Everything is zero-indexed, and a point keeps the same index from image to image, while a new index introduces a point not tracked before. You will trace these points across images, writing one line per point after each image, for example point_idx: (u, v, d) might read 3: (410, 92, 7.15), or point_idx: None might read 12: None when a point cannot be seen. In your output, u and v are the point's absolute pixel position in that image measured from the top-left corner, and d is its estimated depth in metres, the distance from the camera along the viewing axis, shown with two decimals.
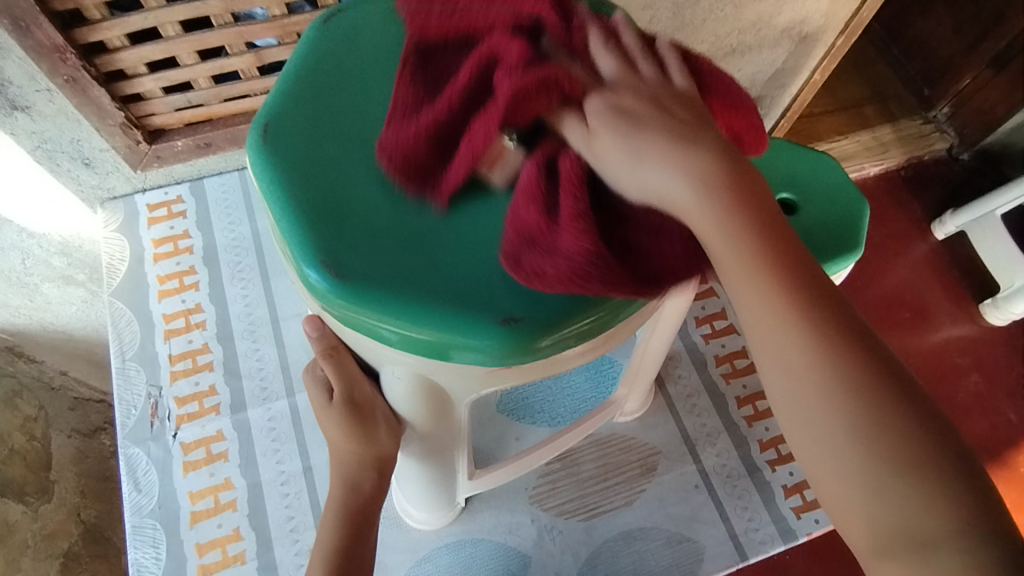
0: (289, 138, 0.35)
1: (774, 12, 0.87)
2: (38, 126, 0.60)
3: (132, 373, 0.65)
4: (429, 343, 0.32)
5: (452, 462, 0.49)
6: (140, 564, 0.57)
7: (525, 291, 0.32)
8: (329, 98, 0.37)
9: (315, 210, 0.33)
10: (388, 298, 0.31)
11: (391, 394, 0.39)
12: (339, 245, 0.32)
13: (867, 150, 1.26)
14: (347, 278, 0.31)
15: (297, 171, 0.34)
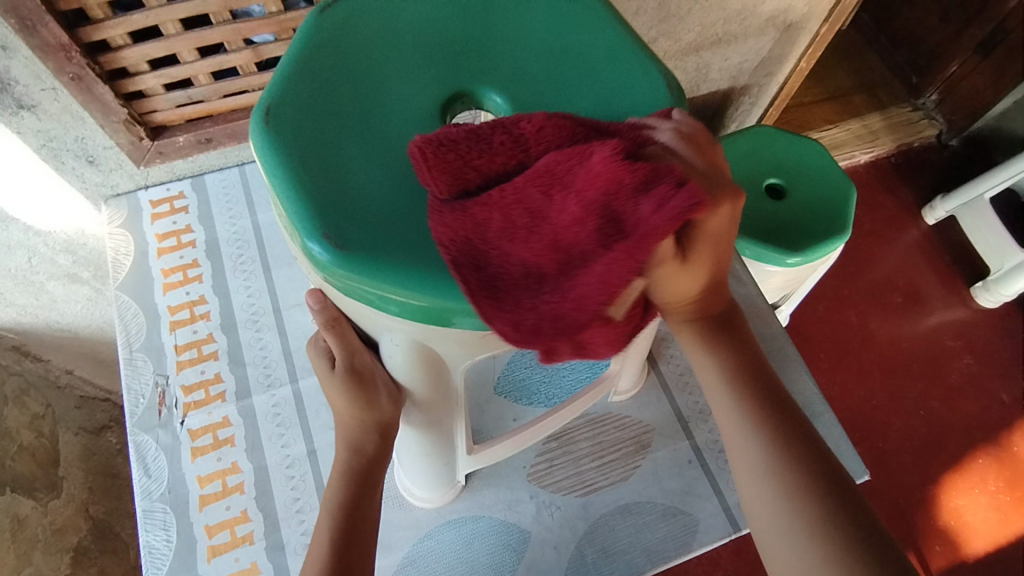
0: (286, 119, 0.34)
1: (757, 2, 0.89)
2: (43, 125, 0.62)
3: (139, 363, 0.67)
4: (430, 311, 0.33)
5: (451, 431, 0.51)
6: (151, 545, 0.59)
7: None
8: (324, 74, 0.35)
9: (317, 181, 0.33)
10: (392, 271, 0.32)
11: (389, 361, 0.40)
12: (341, 216, 0.32)
13: (854, 139, 1.42)
14: (352, 248, 0.31)
15: (297, 144, 0.33)
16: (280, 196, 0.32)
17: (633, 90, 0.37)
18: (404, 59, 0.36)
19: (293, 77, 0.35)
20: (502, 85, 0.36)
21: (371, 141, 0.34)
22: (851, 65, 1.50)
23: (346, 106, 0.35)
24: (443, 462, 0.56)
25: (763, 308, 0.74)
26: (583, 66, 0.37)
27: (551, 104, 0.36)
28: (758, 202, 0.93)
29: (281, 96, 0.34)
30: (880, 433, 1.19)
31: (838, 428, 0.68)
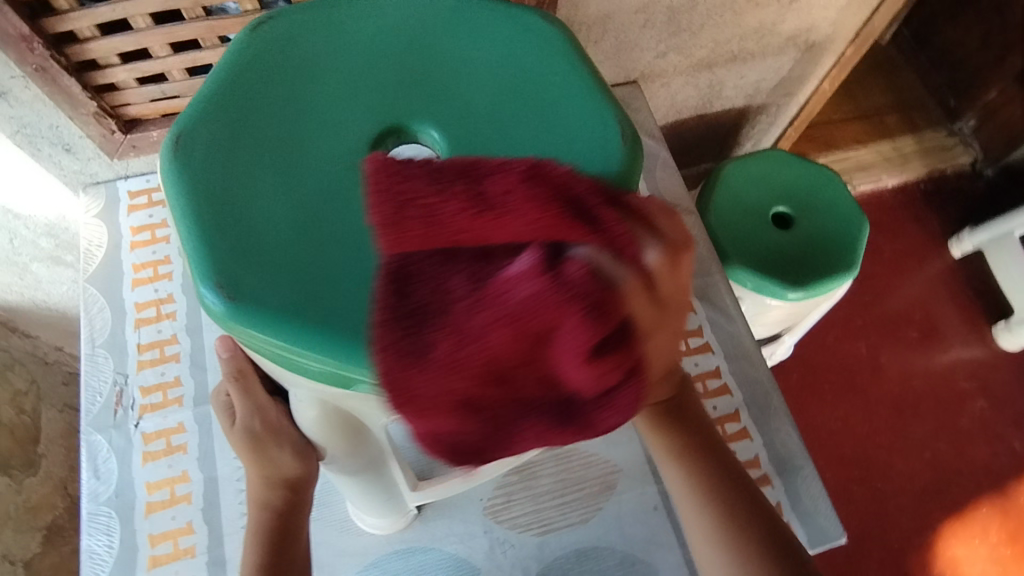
0: (198, 147, 0.32)
1: (777, 19, 0.84)
2: (15, 111, 0.60)
3: (100, 360, 0.66)
4: (332, 373, 0.29)
5: (385, 471, 0.49)
6: (93, 550, 0.58)
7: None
8: (249, 100, 0.33)
9: (215, 221, 0.30)
10: (285, 326, 0.29)
11: (300, 417, 0.38)
12: (237, 264, 0.29)
13: (883, 162, 1.36)
14: (244, 298, 0.29)
15: (203, 176, 0.31)
16: (179, 235, 0.30)
17: (582, 135, 0.33)
18: (337, 88, 0.34)
19: (215, 102, 0.33)
20: (440, 118, 0.33)
21: (285, 174, 0.31)
22: (885, 84, 1.43)
23: (266, 137, 0.32)
24: (384, 496, 0.54)
25: (751, 349, 0.71)
26: (533, 102, 0.34)
27: (491, 143, 0.33)
28: (762, 232, 0.88)
29: (197, 122, 0.32)
30: (879, 474, 1.14)
31: (818, 484, 0.64)
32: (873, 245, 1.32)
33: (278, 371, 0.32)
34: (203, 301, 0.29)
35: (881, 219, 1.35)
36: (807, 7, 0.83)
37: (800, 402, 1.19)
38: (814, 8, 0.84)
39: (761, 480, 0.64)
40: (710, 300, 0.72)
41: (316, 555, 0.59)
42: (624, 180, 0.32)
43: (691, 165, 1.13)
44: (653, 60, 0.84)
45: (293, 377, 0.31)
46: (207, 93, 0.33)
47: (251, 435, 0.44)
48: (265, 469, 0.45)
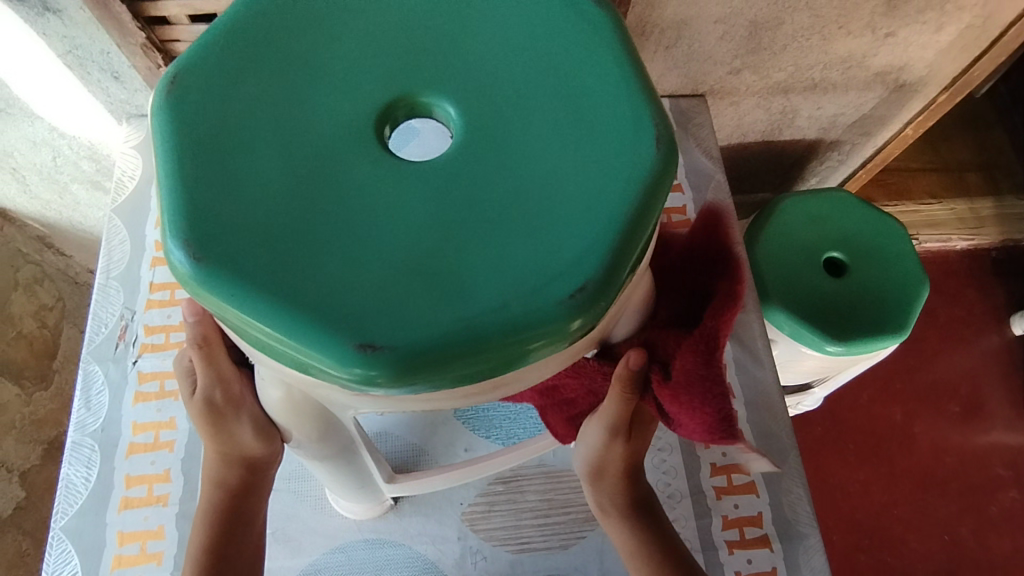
0: (197, 96, 0.30)
1: (868, 52, 0.78)
2: (68, 32, 0.60)
3: (112, 291, 0.66)
4: (293, 356, 0.27)
5: (354, 460, 0.47)
6: (70, 480, 0.58)
7: (393, 315, 0.26)
8: (261, 53, 0.32)
9: (197, 176, 0.29)
10: (247, 297, 0.26)
11: (266, 400, 0.36)
12: (213, 221, 0.28)
13: (955, 222, 1.27)
14: (211, 261, 0.27)
15: (194, 128, 0.30)
16: (160, 189, 0.29)
17: (610, 133, 0.29)
18: (352, 50, 0.32)
19: (225, 52, 0.32)
20: (457, 93, 0.31)
21: (282, 132, 0.30)
22: (974, 139, 1.33)
23: (269, 92, 0.30)
24: (357, 485, 0.52)
25: (774, 399, 0.66)
26: (561, 87, 0.31)
27: (507, 128, 0.30)
28: (810, 276, 0.83)
29: (202, 70, 0.31)
30: (890, 549, 1.06)
31: (821, 556, 0.59)
32: (930, 307, 1.24)
33: (244, 346, 0.29)
34: (172, 258, 0.28)
35: (943, 281, 1.26)
36: (904, 43, 0.77)
37: (820, 459, 1.12)
38: (911, 45, 0.77)
39: (760, 541, 0.59)
40: (739, 338, 0.68)
41: (285, 527, 0.58)
42: (650, 184, 0.29)
43: (747, 192, 1.06)
44: (726, 75, 0.79)
45: (257, 355, 0.29)
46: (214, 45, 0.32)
47: (217, 406, 0.42)
48: (240, 435, 0.43)
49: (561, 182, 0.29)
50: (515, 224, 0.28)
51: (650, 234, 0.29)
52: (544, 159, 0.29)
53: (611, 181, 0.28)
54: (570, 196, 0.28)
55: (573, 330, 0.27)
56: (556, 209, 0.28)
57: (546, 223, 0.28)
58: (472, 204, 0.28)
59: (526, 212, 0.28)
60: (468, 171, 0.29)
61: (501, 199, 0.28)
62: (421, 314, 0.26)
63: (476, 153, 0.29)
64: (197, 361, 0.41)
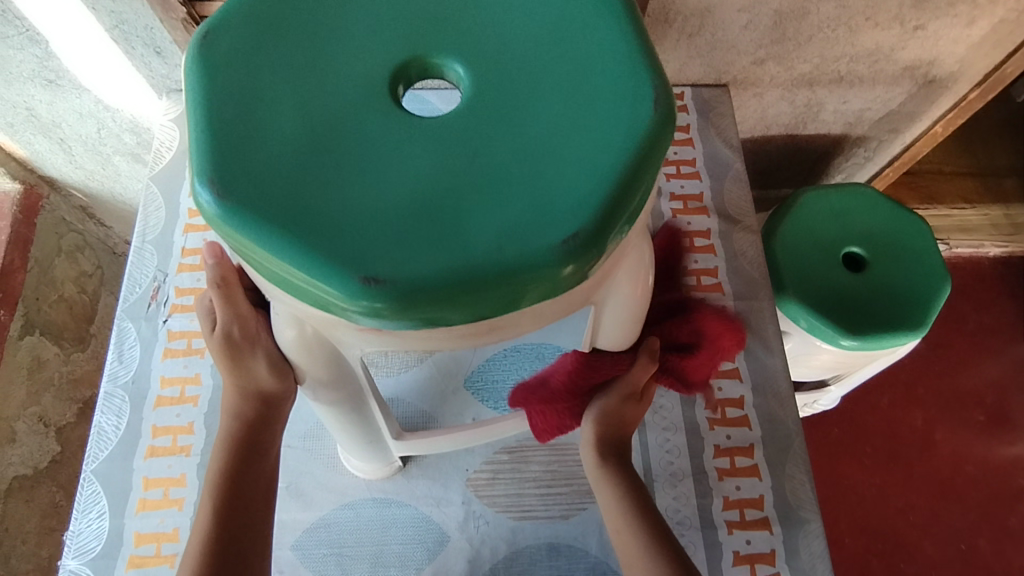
0: (225, 53, 0.33)
1: (897, 45, 0.77)
2: (116, 7, 0.64)
3: (147, 254, 0.70)
4: (304, 290, 0.29)
5: (362, 409, 0.50)
6: (101, 427, 0.62)
7: (398, 252, 0.28)
8: (286, 15, 0.34)
9: (222, 123, 0.31)
10: (263, 233, 0.28)
11: (278, 339, 0.40)
12: (234, 165, 0.30)
13: (989, 227, 1.24)
14: (231, 199, 0.29)
15: (220, 81, 0.32)
16: (187, 134, 0.31)
17: (610, 93, 0.31)
18: (369, 14, 0.34)
19: (253, 15, 0.34)
20: (466, 55, 0.33)
21: (301, 86, 0.32)
22: (1013, 145, 1.30)
23: (293, 50, 0.33)
24: (363, 440, 0.54)
25: (782, 386, 0.66)
26: (566, 49, 0.33)
27: (511, 86, 0.32)
28: (828, 271, 0.82)
29: (230, 29, 0.34)
30: (904, 554, 1.04)
31: (821, 542, 0.59)
32: (957, 313, 1.21)
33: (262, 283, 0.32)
34: (195, 197, 0.30)
35: (972, 287, 1.24)
36: (934, 37, 0.76)
37: (835, 459, 1.11)
38: (942, 39, 0.76)
39: (761, 523, 0.60)
40: (750, 325, 0.69)
41: (298, 482, 0.60)
42: (646, 142, 0.30)
43: (770, 188, 1.05)
44: (749, 65, 0.79)
45: (273, 291, 0.31)
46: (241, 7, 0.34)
47: (235, 341, 0.46)
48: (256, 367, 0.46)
49: (560, 137, 0.30)
50: (514, 174, 0.30)
51: (646, 191, 0.31)
52: (545, 115, 0.31)
53: (608, 136, 0.30)
54: (567, 149, 0.30)
55: (566, 274, 0.28)
56: (554, 161, 0.30)
57: (544, 173, 0.29)
58: (476, 154, 0.30)
59: (526, 163, 0.30)
60: (474, 125, 0.31)
61: (503, 150, 0.30)
62: (422, 251, 0.28)
63: (480, 109, 0.31)
64: (217, 301, 0.46)
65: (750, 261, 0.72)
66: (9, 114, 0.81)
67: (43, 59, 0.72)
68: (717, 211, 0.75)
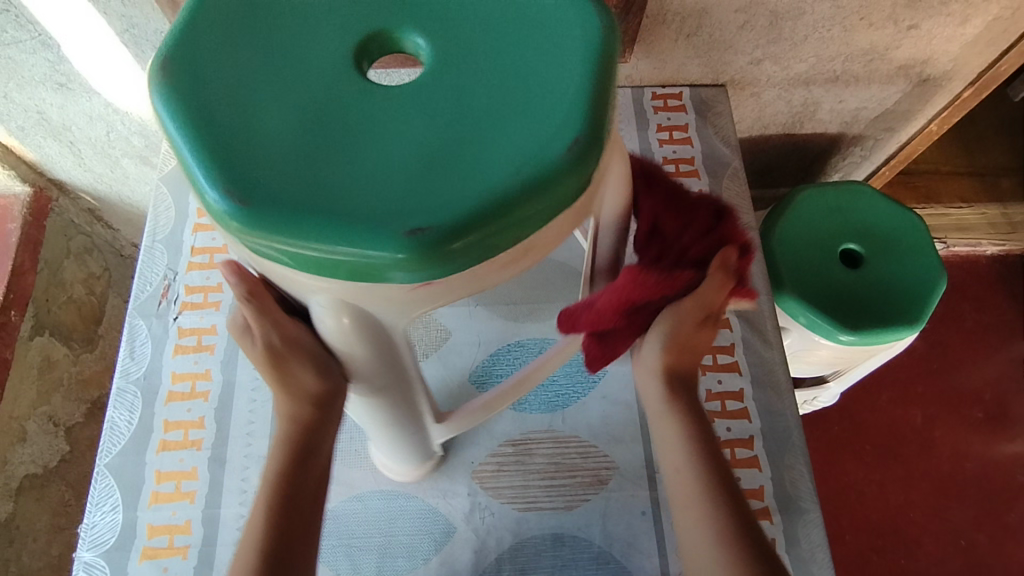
0: (189, 72, 0.35)
1: (891, 44, 0.78)
2: (126, 11, 0.67)
3: (157, 253, 0.71)
4: (346, 258, 0.31)
5: (406, 399, 0.50)
6: (114, 422, 0.63)
7: (427, 202, 0.31)
8: (237, 23, 0.37)
9: (201, 105, 0.34)
10: (248, 200, 0.31)
11: (326, 331, 0.39)
12: (238, 165, 0.32)
13: (986, 226, 1.25)
14: (247, 194, 0.31)
15: (197, 70, 0.35)
16: (180, 154, 0.33)
17: (558, 58, 0.36)
18: (318, 6, 0.38)
19: (204, 33, 0.37)
20: (422, 32, 0.37)
21: (276, 80, 0.35)
22: (1009, 145, 1.31)
23: (256, 49, 0.36)
24: (402, 432, 0.54)
25: (780, 380, 0.67)
26: (507, 20, 0.37)
27: (470, 53, 0.36)
28: (825, 267, 0.83)
29: (185, 50, 0.36)
30: (904, 550, 1.05)
31: (821, 531, 0.60)
32: (955, 311, 1.23)
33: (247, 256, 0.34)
34: (209, 205, 0.32)
35: (970, 285, 1.25)
36: (927, 36, 0.77)
37: (836, 456, 1.11)
38: (935, 39, 0.78)
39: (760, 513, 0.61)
40: (750, 319, 0.70)
41: None
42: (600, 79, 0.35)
43: (768, 187, 1.07)
44: (746, 65, 0.81)
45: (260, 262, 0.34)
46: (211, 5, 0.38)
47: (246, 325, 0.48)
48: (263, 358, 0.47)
49: (526, 90, 0.35)
50: (500, 125, 0.33)
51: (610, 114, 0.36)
52: (505, 77, 0.35)
53: (569, 83, 0.35)
54: (536, 97, 0.34)
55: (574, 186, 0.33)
56: (529, 109, 0.34)
57: (523, 117, 0.34)
58: (440, 117, 0.34)
59: (487, 124, 0.33)
60: (446, 85, 0.35)
61: (464, 113, 0.34)
62: (394, 206, 0.31)
63: (446, 75, 0.35)
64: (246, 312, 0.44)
65: None
66: (20, 117, 0.83)
67: (56, 62, 0.73)
68: None
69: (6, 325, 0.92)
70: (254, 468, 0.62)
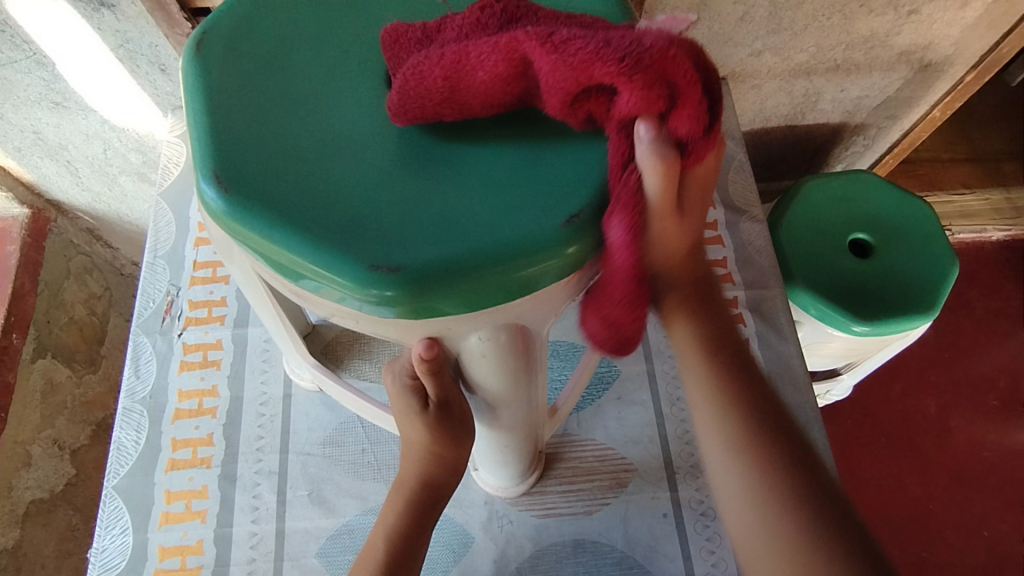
0: (238, 164, 0.34)
1: (892, 30, 0.78)
2: (120, 26, 0.67)
3: (159, 269, 0.70)
4: (512, 278, 0.33)
5: (529, 415, 0.50)
6: (120, 442, 0.62)
7: (553, 199, 0.34)
8: (247, 91, 0.37)
9: (266, 177, 0.34)
10: (382, 253, 0.32)
11: (474, 359, 0.41)
12: (358, 234, 0.32)
13: (989, 212, 1.24)
14: (393, 257, 0.32)
15: (236, 145, 0.35)
16: (286, 247, 0.33)
17: None
18: (322, 52, 0.38)
19: (219, 115, 0.36)
20: None
21: (332, 134, 0.35)
22: (1009, 129, 1.31)
23: (288, 108, 0.36)
24: (524, 448, 0.55)
25: (798, 374, 0.66)
26: None
27: None
28: (835, 258, 0.82)
29: (216, 141, 0.35)
30: (926, 543, 1.03)
31: None
32: (964, 299, 1.22)
33: (379, 320, 0.34)
34: (352, 286, 0.32)
35: (978, 272, 1.24)
36: (928, 21, 0.77)
37: (851, 449, 1.10)
38: (936, 23, 0.77)
39: None
40: (763, 314, 0.69)
41: (320, 490, 0.60)
42: None
43: (771, 180, 1.06)
44: (747, 58, 0.80)
45: (395, 322, 0.34)
46: (207, 77, 0.37)
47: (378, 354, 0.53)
48: None
49: None
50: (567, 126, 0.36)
51: None
52: None
53: None
54: None
55: None
56: None
57: None
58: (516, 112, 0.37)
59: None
60: None
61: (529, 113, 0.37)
62: (529, 209, 0.33)
63: None
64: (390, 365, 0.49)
65: (758, 249, 0.72)
66: (16, 138, 0.82)
67: (51, 81, 0.72)
68: (723, 203, 0.76)
69: (8, 348, 0.91)
70: (265, 484, 0.60)
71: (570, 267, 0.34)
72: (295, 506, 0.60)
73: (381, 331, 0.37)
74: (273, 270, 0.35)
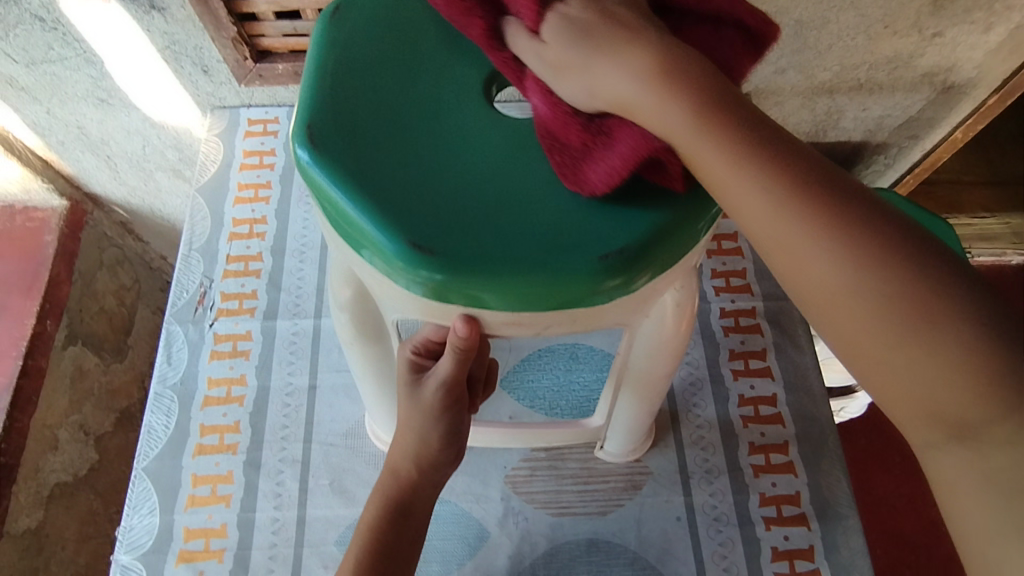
0: (336, 146, 0.38)
1: (915, 52, 0.79)
2: (169, 28, 0.70)
3: (193, 261, 0.73)
4: (550, 297, 0.37)
5: (648, 403, 0.55)
6: (152, 425, 0.64)
7: (606, 222, 0.37)
8: (357, 85, 0.41)
9: (361, 163, 0.38)
10: (440, 243, 0.36)
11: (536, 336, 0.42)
12: (428, 226, 0.37)
13: (1010, 236, 1.22)
14: (447, 254, 0.36)
15: (340, 132, 0.39)
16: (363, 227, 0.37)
17: None
18: (428, 61, 0.43)
19: (328, 100, 0.40)
20: None
21: (424, 138, 0.40)
22: None
23: (389, 106, 0.41)
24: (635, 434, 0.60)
25: (815, 385, 0.67)
26: None
27: None
28: None
29: (322, 123, 0.39)
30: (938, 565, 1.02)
31: (860, 538, 0.59)
32: None
33: (427, 304, 0.39)
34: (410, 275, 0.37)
35: None
36: (951, 43, 0.78)
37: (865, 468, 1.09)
38: (959, 46, 0.78)
39: (797, 519, 0.60)
40: (781, 324, 0.70)
41: (341, 480, 0.62)
42: None
43: None
44: (770, 75, 0.82)
45: (433, 304, 0.39)
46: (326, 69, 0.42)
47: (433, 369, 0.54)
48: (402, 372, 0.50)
49: None
50: None
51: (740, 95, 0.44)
52: None
53: None
54: None
55: None
56: None
57: None
58: None
59: None
60: None
61: None
62: (590, 227, 0.37)
63: None
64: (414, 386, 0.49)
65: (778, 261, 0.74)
66: (61, 132, 0.85)
67: (98, 78, 0.76)
68: None
69: (40, 335, 0.95)
70: (289, 472, 0.62)
71: (612, 294, 0.38)
72: (317, 495, 0.61)
73: (423, 313, 0.40)
74: (343, 238, 0.39)
